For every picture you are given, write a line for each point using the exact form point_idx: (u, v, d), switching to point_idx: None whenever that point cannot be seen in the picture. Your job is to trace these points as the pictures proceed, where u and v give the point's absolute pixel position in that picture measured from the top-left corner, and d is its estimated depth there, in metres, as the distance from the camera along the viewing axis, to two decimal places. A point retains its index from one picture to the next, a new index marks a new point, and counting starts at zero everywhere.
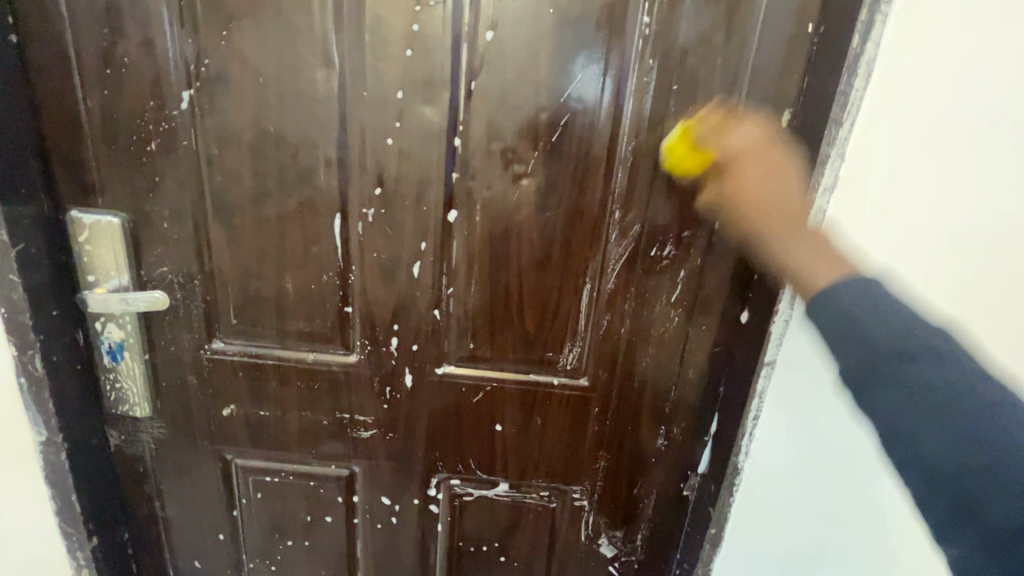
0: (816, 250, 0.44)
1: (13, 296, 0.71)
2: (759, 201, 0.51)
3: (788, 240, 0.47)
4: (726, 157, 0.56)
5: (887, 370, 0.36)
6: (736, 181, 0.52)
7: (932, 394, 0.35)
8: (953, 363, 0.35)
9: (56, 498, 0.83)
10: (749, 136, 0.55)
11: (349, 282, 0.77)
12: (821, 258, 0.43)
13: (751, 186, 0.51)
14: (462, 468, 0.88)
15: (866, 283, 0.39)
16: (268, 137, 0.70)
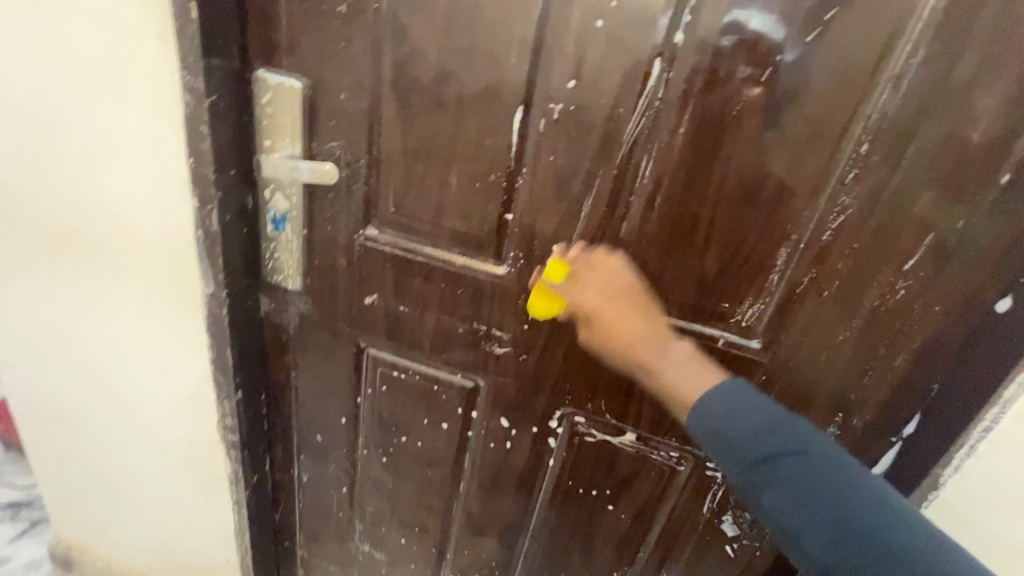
0: (693, 376, 0.61)
1: (200, 148, 0.72)
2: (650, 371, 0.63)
3: (668, 374, 0.62)
4: (585, 312, 0.67)
5: (763, 440, 0.54)
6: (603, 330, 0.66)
7: (805, 495, 0.51)
8: (801, 457, 0.53)
9: (213, 348, 0.89)
10: (607, 281, 0.67)
11: (518, 185, 0.70)
12: (700, 377, 0.60)
13: (636, 339, 0.64)
14: (590, 407, 0.82)
15: (729, 386, 0.58)
16: (462, 6, 0.62)
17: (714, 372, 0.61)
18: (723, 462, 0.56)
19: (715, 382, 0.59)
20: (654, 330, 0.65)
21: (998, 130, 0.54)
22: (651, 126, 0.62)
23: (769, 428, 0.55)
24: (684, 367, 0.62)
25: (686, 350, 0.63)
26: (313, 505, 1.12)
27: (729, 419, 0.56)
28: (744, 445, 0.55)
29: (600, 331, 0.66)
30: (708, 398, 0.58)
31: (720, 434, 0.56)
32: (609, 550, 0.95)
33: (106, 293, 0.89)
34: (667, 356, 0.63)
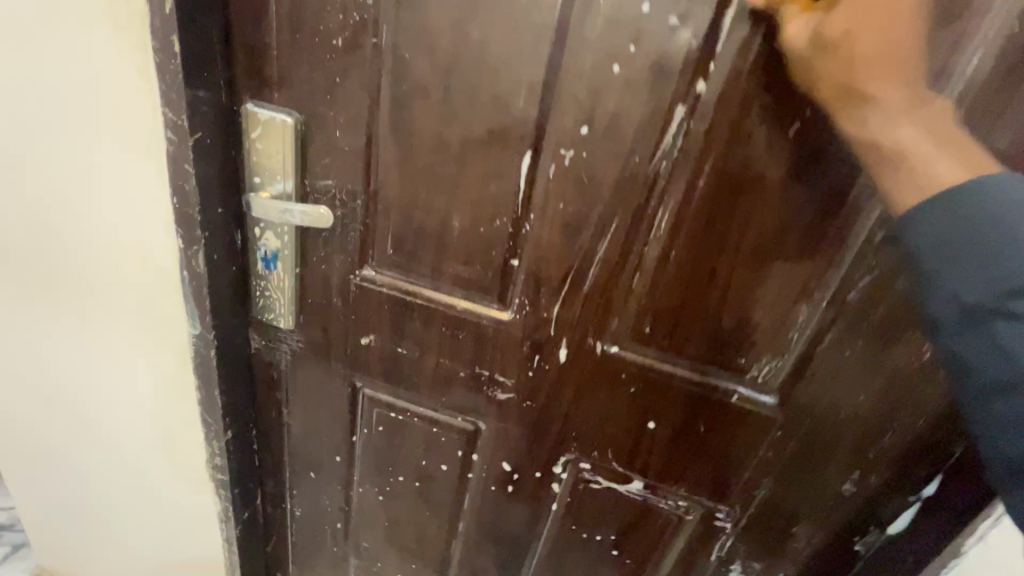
0: (957, 176, 0.42)
1: (185, 187, 0.67)
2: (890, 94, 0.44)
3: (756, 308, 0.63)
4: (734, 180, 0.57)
5: (1011, 226, 0.39)
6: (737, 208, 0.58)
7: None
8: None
9: (201, 388, 0.85)
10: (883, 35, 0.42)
11: (525, 231, 0.66)
12: (961, 174, 0.41)
13: (866, 66, 0.43)
14: (596, 455, 0.79)
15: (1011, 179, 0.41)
16: (468, 45, 0.58)
17: (966, 161, 0.42)
18: (936, 291, 0.41)
19: (993, 186, 0.41)
20: (912, 78, 0.43)
21: None
22: (669, 176, 0.59)
23: (1005, 259, 0.39)
24: (933, 148, 0.42)
25: (925, 129, 0.43)
26: (306, 539, 1.09)
27: (1010, 209, 0.40)
28: (960, 299, 0.40)
29: (720, 212, 0.59)
30: (990, 185, 0.41)
31: (974, 216, 0.40)
32: None
33: (88, 329, 0.85)
34: (911, 137, 0.43)
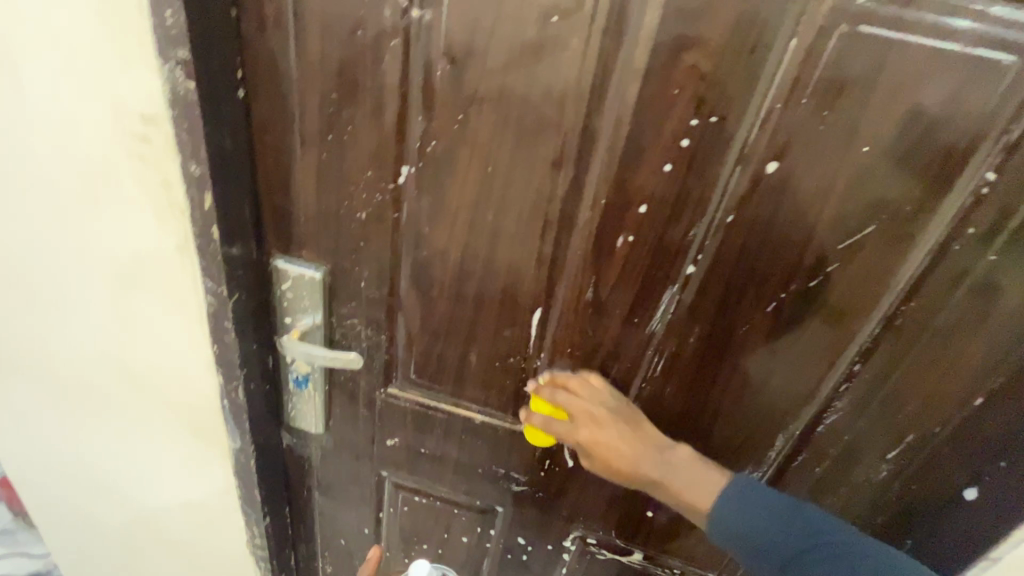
0: (693, 483, 0.67)
1: (226, 339, 0.73)
2: (643, 463, 0.69)
3: (644, 466, 0.68)
4: (580, 419, 0.70)
5: (784, 530, 0.63)
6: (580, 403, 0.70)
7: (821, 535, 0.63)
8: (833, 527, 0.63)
9: (240, 487, 0.93)
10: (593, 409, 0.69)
11: (535, 366, 0.74)
12: (704, 484, 0.67)
13: (609, 425, 0.69)
14: (601, 533, 0.90)
15: (746, 480, 0.67)
16: (482, 225, 0.64)
17: (712, 475, 0.68)
18: (756, 541, 0.64)
19: (722, 485, 0.67)
20: (650, 449, 0.69)
21: (976, 365, 0.59)
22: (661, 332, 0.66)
23: (789, 505, 0.65)
24: (688, 475, 0.67)
25: (688, 450, 0.69)
26: None
27: (756, 517, 0.64)
28: (766, 521, 0.64)
29: (591, 448, 0.70)
30: (734, 484, 0.66)
31: (745, 513, 0.64)
32: None
33: (130, 441, 0.92)
34: (669, 466, 0.68)
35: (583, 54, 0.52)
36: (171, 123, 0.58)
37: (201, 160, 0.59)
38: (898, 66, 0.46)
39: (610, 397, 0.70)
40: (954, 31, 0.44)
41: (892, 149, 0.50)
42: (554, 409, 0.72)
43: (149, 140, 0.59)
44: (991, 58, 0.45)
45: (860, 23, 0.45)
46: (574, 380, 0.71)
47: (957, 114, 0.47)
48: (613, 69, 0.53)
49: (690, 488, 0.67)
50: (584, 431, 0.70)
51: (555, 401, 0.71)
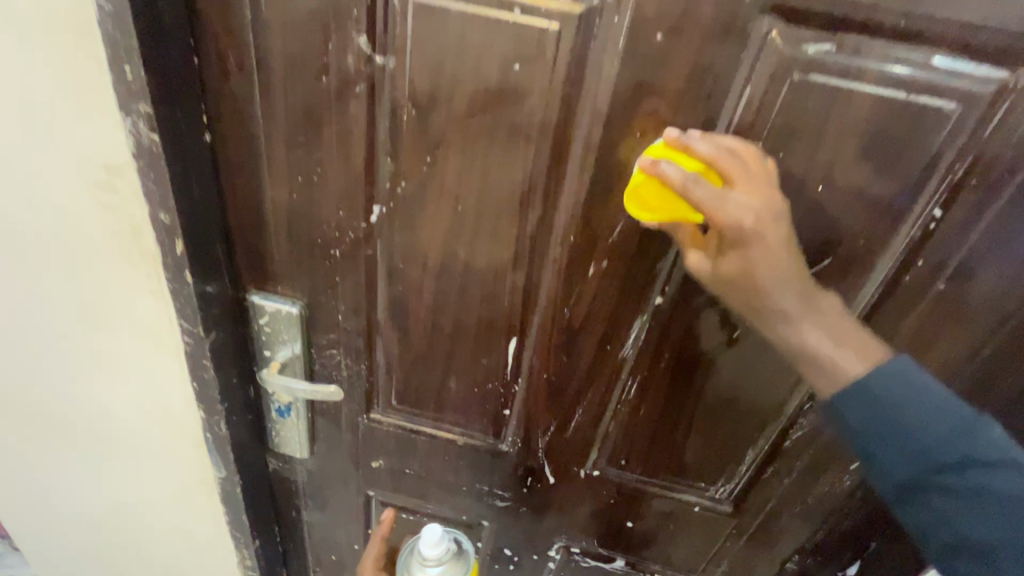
0: (840, 345, 0.50)
1: (205, 375, 0.74)
2: (778, 294, 0.50)
3: (777, 295, 0.50)
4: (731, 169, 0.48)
5: (932, 420, 0.48)
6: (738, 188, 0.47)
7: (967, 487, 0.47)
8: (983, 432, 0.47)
9: (228, 514, 0.93)
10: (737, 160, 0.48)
11: (514, 391, 0.76)
12: (847, 352, 0.50)
13: (766, 266, 0.49)
14: (584, 542, 0.93)
15: (902, 362, 0.49)
16: (455, 260, 0.65)
17: (870, 353, 0.50)
18: (869, 456, 0.50)
19: (869, 368, 0.49)
20: (794, 294, 0.50)
21: (931, 384, 0.62)
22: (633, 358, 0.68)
23: (957, 425, 0.48)
24: (829, 328, 0.50)
25: (836, 304, 0.51)
26: None
27: (905, 391, 0.48)
28: (905, 421, 0.48)
29: (738, 258, 0.49)
30: (884, 370, 0.49)
31: (888, 385, 0.49)
32: None
33: (113, 474, 0.91)
34: (816, 310, 0.50)
35: (546, 100, 0.53)
36: (137, 173, 0.57)
37: (171, 208, 0.59)
38: (846, 112, 0.48)
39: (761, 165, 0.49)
40: (898, 79, 0.46)
41: (845, 188, 0.52)
42: (699, 171, 0.49)
43: (116, 190, 0.59)
44: (933, 105, 0.47)
45: (810, 70, 0.47)
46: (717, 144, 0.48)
47: (903, 157, 0.50)
48: (577, 113, 0.54)
49: (835, 355, 0.50)
50: (735, 244, 0.48)
51: (697, 154, 0.48)
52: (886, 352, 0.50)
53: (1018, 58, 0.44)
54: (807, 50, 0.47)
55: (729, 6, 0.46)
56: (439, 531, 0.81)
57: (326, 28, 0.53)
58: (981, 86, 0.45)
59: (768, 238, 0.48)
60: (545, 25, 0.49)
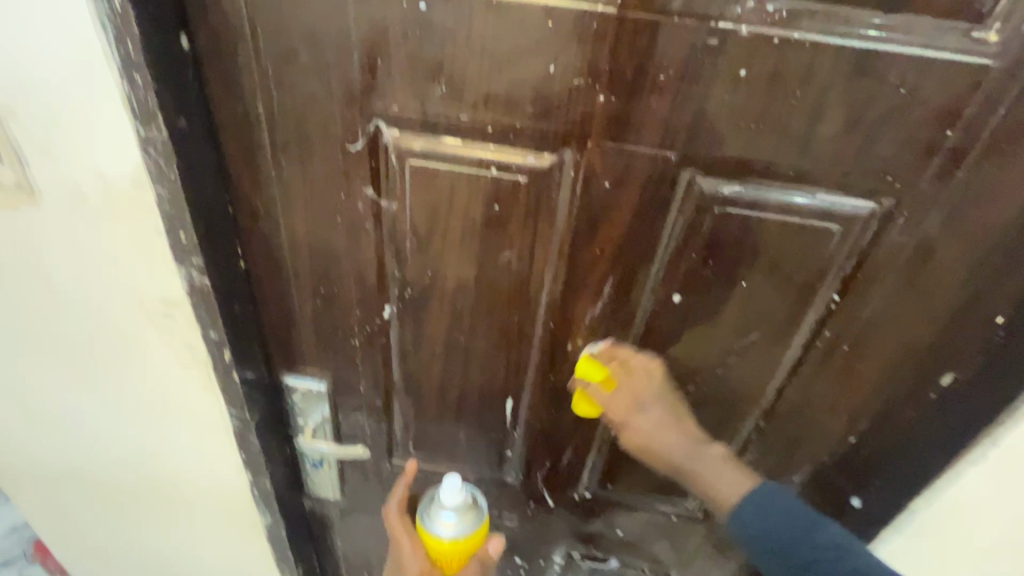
0: (718, 479, 0.69)
1: (252, 448, 0.86)
2: (662, 456, 0.72)
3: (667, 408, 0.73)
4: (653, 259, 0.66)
5: (789, 543, 0.62)
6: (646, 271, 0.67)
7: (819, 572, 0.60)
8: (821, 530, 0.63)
9: (274, 553, 1.06)
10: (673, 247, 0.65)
11: (513, 437, 0.90)
12: (723, 480, 0.69)
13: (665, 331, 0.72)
14: (583, 548, 1.08)
15: (762, 498, 0.65)
16: (458, 342, 0.78)
17: (742, 475, 0.69)
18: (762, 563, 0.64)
19: (747, 488, 0.67)
20: (685, 439, 0.71)
21: (850, 415, 0.76)
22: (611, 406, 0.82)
23: (802, 528, 0.63)
24: (718, 469, 0.70)
25: (719, 454, 0.71)
26: None
27: (766, 533, 0.64)
28: (769, 537, 0.63)
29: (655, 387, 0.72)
30: (749, 502, 0.66)
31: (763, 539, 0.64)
32: None
33: (170, 529, 1.04)
34: (702, 458, 0.71)
35: (523, 228, 0.65)
36: (189, 304, 0.69)
37: (220, 328, 0.71)
38: (756, 231, 0.62)
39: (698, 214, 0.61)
40: (794, 207, 0.60)
41: (765, 282, 0.66)
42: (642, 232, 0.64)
43: (172, 316, 0.71)
44: (822, 225, 0.60)
45: (725, 205, 0.60)
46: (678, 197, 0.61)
47: (805, 259, 0.63)
48: (548, 236, 0.66)
49: (713, 476, 0.69)
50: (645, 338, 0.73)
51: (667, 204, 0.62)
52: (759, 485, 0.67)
53: (880, 192, 0.58)
54: (723, 190, 0.59)
55: (660, 162, 0.59)
56: (460, 481, 0.82)
57: (339, 181, 0.65)
58: (856, 210, 0.59)
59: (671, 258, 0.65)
60: (518, 177, 0.62)
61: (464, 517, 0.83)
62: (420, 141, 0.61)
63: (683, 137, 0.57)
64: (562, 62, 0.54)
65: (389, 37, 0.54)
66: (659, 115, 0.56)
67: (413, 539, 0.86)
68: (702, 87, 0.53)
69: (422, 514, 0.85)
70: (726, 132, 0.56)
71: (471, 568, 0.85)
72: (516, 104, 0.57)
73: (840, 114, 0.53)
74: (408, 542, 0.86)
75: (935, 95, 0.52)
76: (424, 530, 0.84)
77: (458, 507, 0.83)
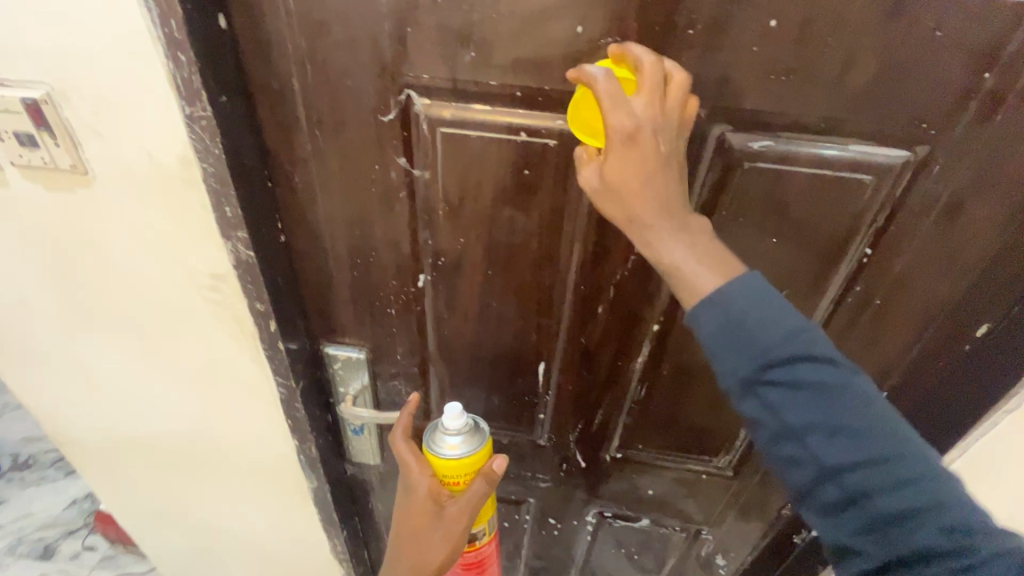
0: (700, 260, 0.50)
1: (297, 415, 0.91)
2: (639, 198, 0.50)
3: (664, 239, 0.51)
4: (627, 123, 0.48)
5: (775, 334, 0.47)
6: (612, 168, 0.50)
7: (822, 438, 0.47)
8: (816, 348, 0.47)
9: (320, 515, 1.13)
10: (639, 112, 0.48)
11: (545, 399, 0.93)
12: (704, 268, 0.50)
13: (631, 198, 0.50)
14: (614, 507, 1.12)
15: (739, 285, 0.49)
16: (490, 308, 0.81)
17: (730, 270, 0.50)
18: (729, 364, 0.49)
19: (729, 278, 0.49)
20: (667, 219, 0.51)
21: (881, 368, 0.76)
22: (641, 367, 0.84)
23: (787, 332, 0.47)
24: (699, 242, 0.51)
25: (705, 226, 0.52)
26: None
27: (746, 319, 0.48)
28: (751, 330, 0.48)
29: (613, 198, 0.52)
30: (728, 290, 0.49)
31: (733, 332, 0.48)
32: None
33: (223, 493, 1.11)
34: (679, 214, 0.51)
35: (552, 193, 0.67)
36: (236, 277, 0.73)
37: (265, 299, 0.75)
38: (787, 186, 0.62)
39: (670, 105, 0.50)
40: (826, 161, 0.60)
41: (796, 238, 0.66)
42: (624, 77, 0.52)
43: (219, 289, 0.75)
44: (854, 177, 0.60)
45: (754, 160, 0.60)
46: (659, 90, 0.49)
47: (836, 213, 0.63)
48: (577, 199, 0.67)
49: (697, 270, 0.50)
50: (623, 138, 0.48)
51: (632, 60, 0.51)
52: (745, 265, 0.51)
53: (913, 141, 0.58)
54: (754, 146, 0.60)
55: (690, 121, 0.59)
56: (459, 406, 0.79)
57: (372, 153, 0.67)
58: (889, 161, 0.59)
59: (638, 169, 0.49)
60: (546, 141, 0.62)
61: (469, 441, 0.80)
62: (450, 109, 0.62)
63: (712, 93, 0.57)
64: (590, 22, 0.54)
65: (418, 6, 0.55)
66: (687, 72, 0.56)
67: (419, 458, 0.82)
68: (731, 41, 0.53)
69: (428, 440, 0.82)
70: (756, 88, 0.56)
71: (475, 488, 0.79)
72: (544, 68, 0.58)
73: (872, 62, 0.53)
74: (414, 460, 0.81)
75: (972, 37, 0.51)
76: (431, 453, 0.81)
77: (462, 431, 0.80)
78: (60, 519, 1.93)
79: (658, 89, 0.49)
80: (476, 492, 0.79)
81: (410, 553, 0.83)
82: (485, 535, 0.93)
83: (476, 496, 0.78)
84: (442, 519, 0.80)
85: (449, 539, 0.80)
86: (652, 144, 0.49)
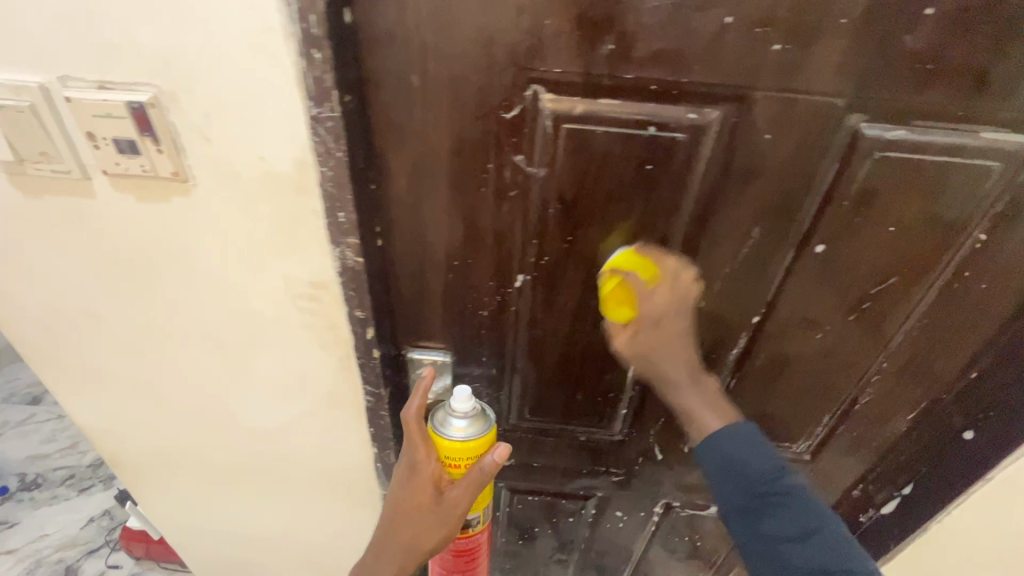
0: (711, 407, 0.69)
1: (381, 423, 0.88)
2: (668, 354, 0.70)
3: (690, 395, 0.70)
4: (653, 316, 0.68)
5: (766, 475, 0.65)
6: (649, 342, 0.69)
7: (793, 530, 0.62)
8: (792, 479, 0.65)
9: None
10: (665, 300, 0.68)
11: (631, 394, 0.92)
12: (712, 413, 0.69)
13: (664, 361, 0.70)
14: (684, 497, 1.12)
15: (741, 429, 0.67)
16: (588, 305, 0.79)
17: (729, 412, 0.69)
18: (725, 487, 0.66)
19: (730, 422, 0.68)
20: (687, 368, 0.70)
21: (973, 345, 0.79)
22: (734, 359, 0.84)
23: (773, 473, 0.65)
24: (710, 395, 0.70)
25: (712, 383, 0.72)
26: None
27: (744, 457, 0.65)
28: (749, 465, 0.65)
29: (643, 360, 0.71)
30: (733, 430, 0.67)
31: (732, 467, 0.66)
32: (693, 565, 1.30)
33: (288, 504, 1.07)
34: (700, 381, 0.71)
35: (673, 187, 0.65)
36: (338, 284, 0.70)
37: (366, 307, 0.72)
38: (914, 175, 0.62)
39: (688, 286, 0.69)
40: (959, 148, 0.60)
41: (914, 225, 0.66)
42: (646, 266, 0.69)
43: (317, 297, 0.72)
44: (982, 164, 0.61)
45: (887, 150, 0.60)
46: (677, 287, 0.68)
47: (958, 200, 0.64)
48: (698, 193, 0.66)
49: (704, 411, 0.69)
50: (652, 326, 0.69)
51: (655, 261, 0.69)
52: (739, 415, 0.69)
53: None
54: (888, 136, 0.59)
55: (827, 111, 0.58)
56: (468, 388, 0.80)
57: (487, 152, 0.64)
58: (1020, 147, 0.59)
59: (666, 338, 0.69)
60: (675, 135, 0.61)
61: (477, 423, 0.80)
62: (577, 105, 0.60)
63: (854, 84, 0.56)
64: (741, 13, 0.53)
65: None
66: (832, 63, 0.55)
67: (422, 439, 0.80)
68: (884, 30, 0.53)
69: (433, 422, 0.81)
70: (900, 77, 0.56)
71: (472, 475, 0.76)
72: (685, 61, 0.56)
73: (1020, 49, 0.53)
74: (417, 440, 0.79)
75: None
76: (434, 433, 0.80)
77: (470, 414, 0.80)
78: (80, 538, 1.85)
79: (676, 289, 0.68)
80: (472, 480, 0.76)
81: (404, 534, 0.79)
82: (479, 525, 0.92)
83: (475, 480, 0.76)
84: (441, 502, 0.77)
85: (444, 525, 0.78)
86: (673, 322, 0.69)
